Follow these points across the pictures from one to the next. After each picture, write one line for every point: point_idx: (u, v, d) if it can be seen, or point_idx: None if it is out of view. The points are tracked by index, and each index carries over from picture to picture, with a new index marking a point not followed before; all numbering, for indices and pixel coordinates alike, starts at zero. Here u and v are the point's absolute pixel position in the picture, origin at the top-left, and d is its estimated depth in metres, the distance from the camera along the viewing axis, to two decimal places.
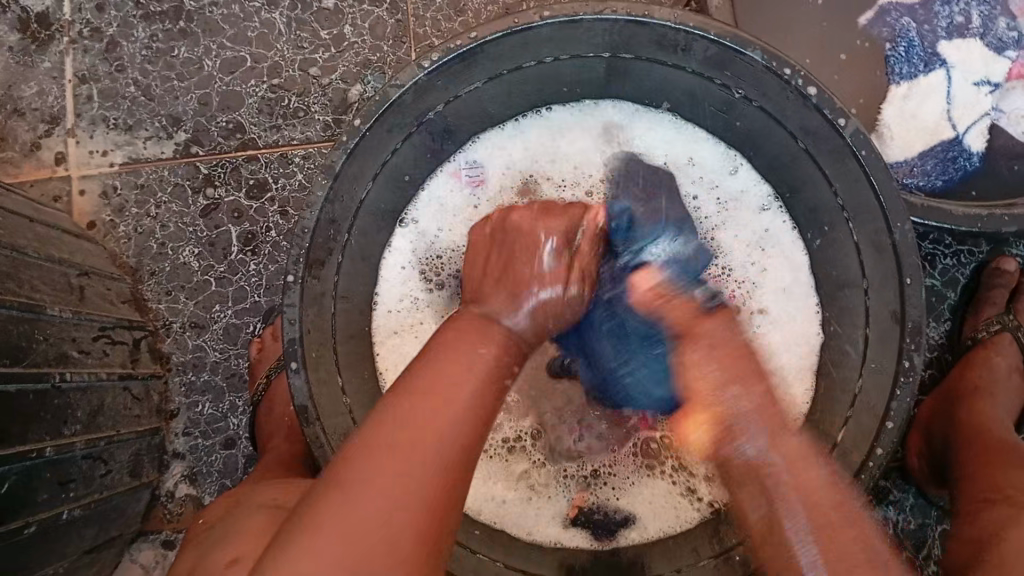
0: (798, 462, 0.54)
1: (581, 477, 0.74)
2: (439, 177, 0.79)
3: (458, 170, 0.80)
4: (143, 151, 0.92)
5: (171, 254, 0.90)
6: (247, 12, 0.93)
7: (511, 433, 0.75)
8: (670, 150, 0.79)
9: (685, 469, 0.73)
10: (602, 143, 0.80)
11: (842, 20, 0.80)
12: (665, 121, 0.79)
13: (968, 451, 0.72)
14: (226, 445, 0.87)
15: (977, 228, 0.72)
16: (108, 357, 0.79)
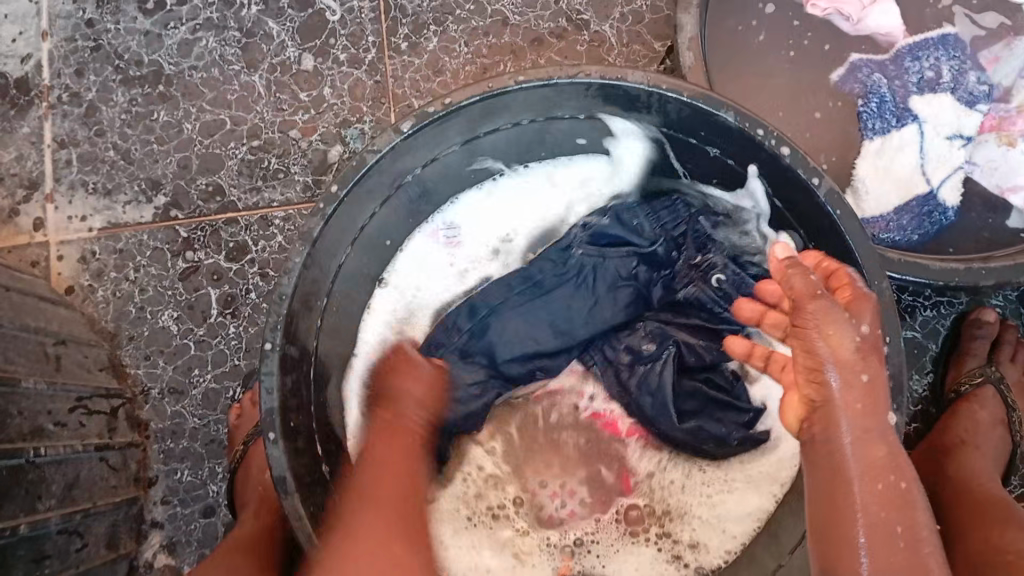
0: (875, 472, 0.55)
1: (565, 546, 0.75)
2: (417, 237, 0.80)
3: (435, 230, 0.80)
4: (122, 216, 0.91)
5: (150, 318, 0.90)
6: (226, 76, 0.93)
7: (494, 501, 0.76)
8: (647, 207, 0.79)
9: (669, 536, 0.74)
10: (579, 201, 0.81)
11: (814, 76, 0.82)
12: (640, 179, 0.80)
13: (958, 511, 0.73)
14: (205, 513, 0.87)
15: (954, 281, 0.72)
16: (84, 429, 0.78)
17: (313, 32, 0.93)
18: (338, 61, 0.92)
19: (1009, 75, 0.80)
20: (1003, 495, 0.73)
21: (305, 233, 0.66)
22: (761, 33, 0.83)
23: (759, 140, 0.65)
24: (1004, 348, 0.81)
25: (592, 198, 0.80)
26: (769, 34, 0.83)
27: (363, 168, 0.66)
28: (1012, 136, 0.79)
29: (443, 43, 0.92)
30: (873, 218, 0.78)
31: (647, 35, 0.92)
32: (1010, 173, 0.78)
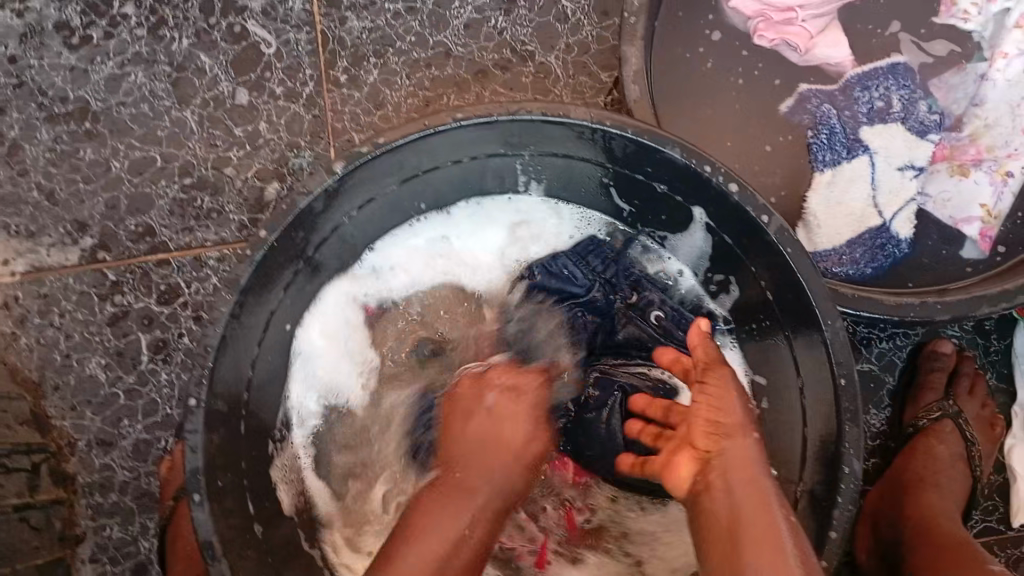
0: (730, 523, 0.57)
1: None
2: (342, 283, 0.75)
3: (359, 274, 0.76)
4: (46, 259, 0.86)
5: (76, 366, 0.84)
6: (157, 111, 0.89)
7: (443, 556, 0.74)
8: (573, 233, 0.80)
9: None
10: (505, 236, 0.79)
11: (762, 107, 0.80)
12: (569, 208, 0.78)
13: (918, 549, 0.70)
14: (137, 571, 0.82)
15: (909, 317, 0.70)
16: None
17: (247, 65, 0.89)
18: (275, 95, 0.89)
19: (961, 103, 0.79)
20: (966, 534, 0.71)
21: (232, 280, 0.62)
22: (708, 60, 0.81)
23: (706, 176, 0.63)
24: (961, 382, 0.79)
25: (522, 238, 0.80)
26: (716, 62, 0.81)
27: (293, 211, 0.62)
28: (964, 166, 0.78)
29: (384, 75, 0.89)
30: (826, 252, 0.76)
31: (593, 66, 0.90)
32: (963, 205, 0.77)
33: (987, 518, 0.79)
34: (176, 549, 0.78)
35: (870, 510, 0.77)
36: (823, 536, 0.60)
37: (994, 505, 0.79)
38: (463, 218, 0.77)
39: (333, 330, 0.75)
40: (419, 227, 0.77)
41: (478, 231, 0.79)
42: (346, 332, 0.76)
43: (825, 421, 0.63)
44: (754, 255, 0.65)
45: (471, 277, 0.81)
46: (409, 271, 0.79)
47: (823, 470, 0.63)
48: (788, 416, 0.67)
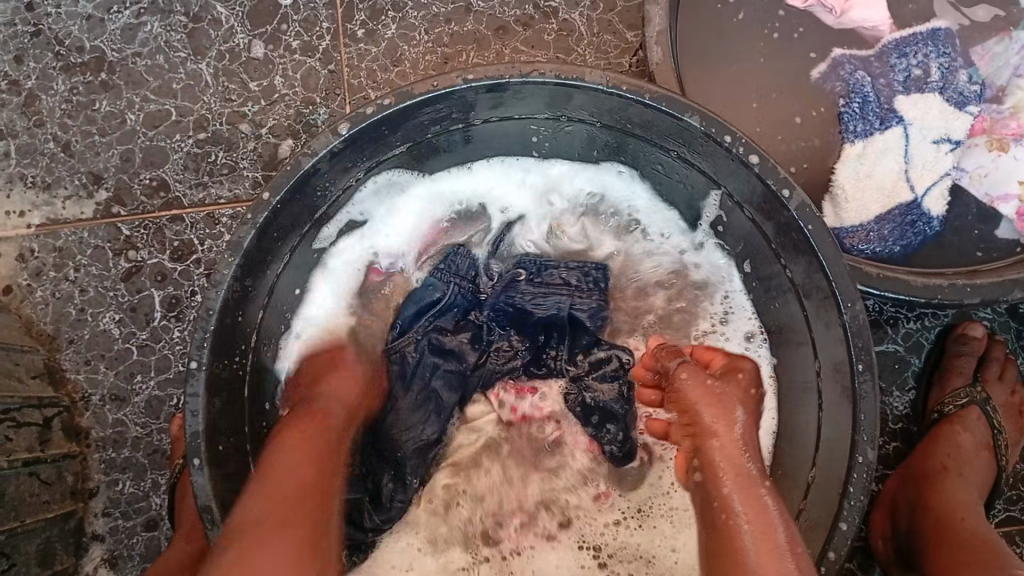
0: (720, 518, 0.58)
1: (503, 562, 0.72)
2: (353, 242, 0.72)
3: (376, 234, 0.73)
4: (62, 211, 0.86)
5: (91, 321, 0.85)
6: (172, 63, 0.88)
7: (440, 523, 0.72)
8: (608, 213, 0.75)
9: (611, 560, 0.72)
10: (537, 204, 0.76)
11: (793, 66, 0.77)
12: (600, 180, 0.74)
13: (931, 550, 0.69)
14: (148, 527, 0.83)
15: (937, 299, 0.67)
16: (15, 440, 0.73)
17: (264, 17, 0.87)
18: (290, 49, 0.87)
19: (1004, 71, 0.75)
20: (989, 530, 0.69)
21: (235, 243, 0.60)
22: (740, 12, 0.78)
23: (726, 147, 0.60)
24: (990, 366, 0.76)
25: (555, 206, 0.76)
26: (749, 14, 0.77)
27: (298, 173, 0.61)
28: (1005, 140, 0.74)
29: (402, 30, 0.87)
30: (853, 228, 0.73)
31: (619, 24, 0.87)
32: (1000, 181, 0.74)
33: (1009, 507, 0.77)
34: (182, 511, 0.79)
35: (890, 496, 0.75)
36: (832, 526, 0.59)
37: (1017, 495, 0.77)
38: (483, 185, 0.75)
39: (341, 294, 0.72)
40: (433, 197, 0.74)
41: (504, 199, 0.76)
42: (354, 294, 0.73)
43: (843, 409, 0.60)
44: (773, 233, 0.63)
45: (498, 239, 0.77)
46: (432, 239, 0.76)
47: (839, 459, 0.60)
48: (804, 401, 0.65)
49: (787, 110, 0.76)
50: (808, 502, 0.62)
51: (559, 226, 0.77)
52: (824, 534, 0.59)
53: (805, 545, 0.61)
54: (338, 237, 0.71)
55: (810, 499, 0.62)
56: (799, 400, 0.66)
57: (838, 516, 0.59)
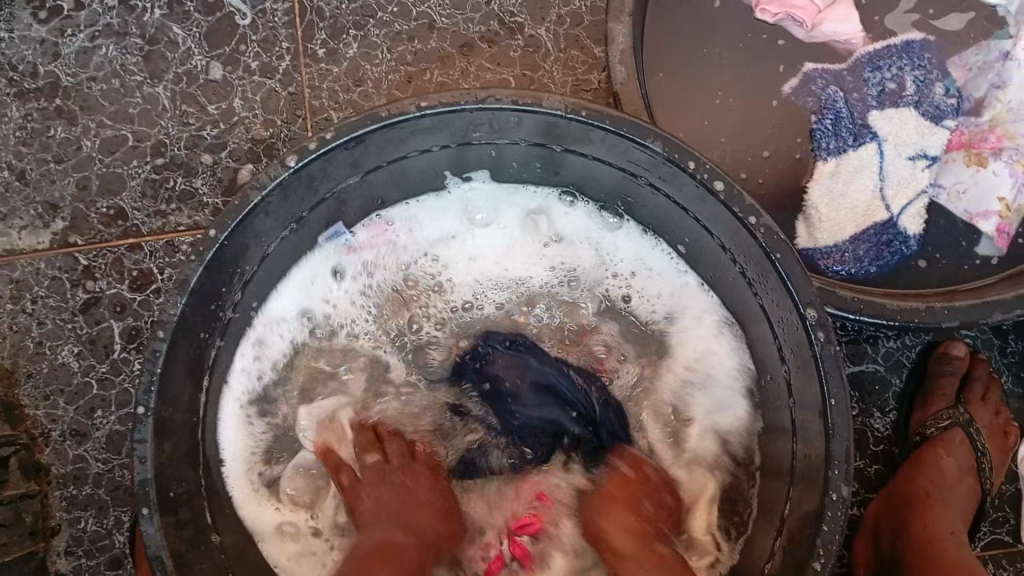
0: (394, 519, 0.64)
1: None
2: (334, 270, 0.71)
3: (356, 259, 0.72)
4: (17, 242, 0.83)
5: (49, 355, 0.82)
6: (128, 87, 0.85)
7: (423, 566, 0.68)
8: (594, 242, 0.73)
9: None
10: (529, 232, 0.73)
11: (766, 64, 0.74)
12: (590, 212, 0.72)
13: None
14: (111, 565, 0.81)
15: (914, 324, 0.65)
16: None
17: (222, 38, 0.85)
18: (249, 70, 0.85)
19: (982, 86, 0.72)
20: (973, 562, 0.67)
21: (182, 281, 0.57)
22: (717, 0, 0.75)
23: (690, 173, 0.58)
24: (973, 387, 0.74)
25: (540, 229, 0.73)
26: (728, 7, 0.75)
27: (246, 207, 0.58)
28: (983, 154, 0.70)
29: (364, 48, 0.85)
30: (828, 249, 0.70)
31: (585, 40, 0.85)
32: (981, 197, 0.70)
33: (995, 530, 0.75)
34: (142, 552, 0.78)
35: (874, 522, 0.71)
36: (806, 566, 0.56)
37: (1003, 517, 0.75)
38: (448, 213, 0.73)
39: (317, 324, 0.71)
40: (403, 214, 0.72)
41: (471, 225, 0.73)
42: (332, 325, 0.72)
43: (815, 442, 0.58)
44: (743, 259, 0.60)
45: (482, 274, 0.74)
46: (410, 254, 0.73)
47: (812, 494, 0.58)
48: (776, 432, 0.63)
49: (754, 145, 0.73)
50: (783, 540, 0.59)
51: (545, 253, 0.73)
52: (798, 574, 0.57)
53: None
54: (314, 262, 0.70)
55: (784, 536, 0.59)
56: (772, 433, 0.64)
57: (813, 556, 0.56)
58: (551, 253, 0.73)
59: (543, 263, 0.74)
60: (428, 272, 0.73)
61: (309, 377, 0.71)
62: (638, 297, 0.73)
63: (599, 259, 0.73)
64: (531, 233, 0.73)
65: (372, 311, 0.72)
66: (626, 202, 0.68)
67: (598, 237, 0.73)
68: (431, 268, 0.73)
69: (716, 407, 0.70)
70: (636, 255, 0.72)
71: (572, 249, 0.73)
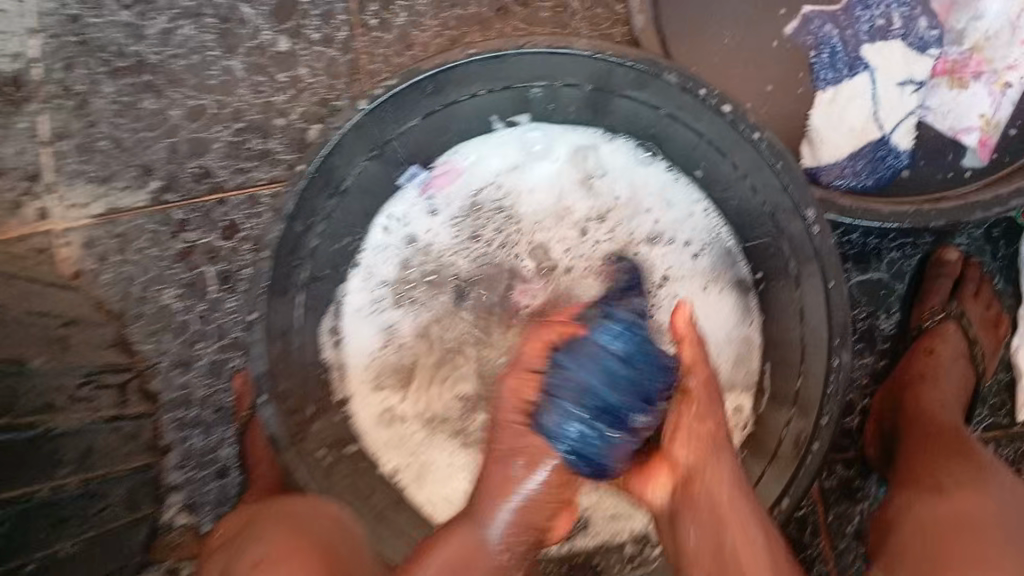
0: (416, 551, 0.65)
1: None
2: (409, 192, 0.83)
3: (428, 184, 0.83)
4: (119, 201, 0.96)
5: (153, 298, 0.95)
6: (207, 61, 0.97)
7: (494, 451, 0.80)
8: (631, 174, 0.83)
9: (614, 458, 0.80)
10: (577, 167, 0.83)
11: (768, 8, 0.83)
12: (630, 148, 0.82)
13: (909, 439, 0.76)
14: (219, 474, 0.95)
15: (906, 223, 0.74)
16: (98, 400, 0.86)
17: (286, 14, 0.96)
18: (312, 41, 0.96)
19: (964, 19, 0.80)
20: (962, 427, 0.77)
21: (281, 210, 0.68)
22: None
23: (702, 99, 0.68)
24: (967, 286, 0.83)
25: (587, 163, 0.83)
26: None
27: (328, 146, 0.69)
28: (965, 79, 0.80)
29: (412, 16, 0.96)
30: (829, 166, 0.80)
31: None
32: (963, 115, 0.80)
33: (994, 413, 0.85)
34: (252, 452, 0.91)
35: (880, 406, 0.83)
36: None
37: (1001, 402, 0.85)
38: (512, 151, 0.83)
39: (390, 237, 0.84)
40: (470, 149, 0.83)
41: (530, 156, 0.84)
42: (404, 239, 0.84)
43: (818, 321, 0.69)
44: (752, 171, 0.70)
45: (532, 200, 0.84)
46: (473, 181, 0.84)
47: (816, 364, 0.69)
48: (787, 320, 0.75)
49: (756, 80, 0.83)
50: None
51: (589, 182, 0.84)
52: None
53: (801, 427, 0.72)
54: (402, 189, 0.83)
55: None
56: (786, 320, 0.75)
57: None
58: (593, 185, 0.84)
59: (580, 190, 0.84)
60: (490, 195, 0.84)
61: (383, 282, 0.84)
62: (660, 218, 0.83)
63: (635, 189, 0.83)
64: (579, 165, 0.83)
65: (438, 225, 0.84)
66: (650, 134, 0.79)
67: (637, 170, 0.83)
68: (492, 193, 0.84)
69: (713, 305, 0.83)
70: (662, 185, 0.83)
71: (612, 181, 0.83)
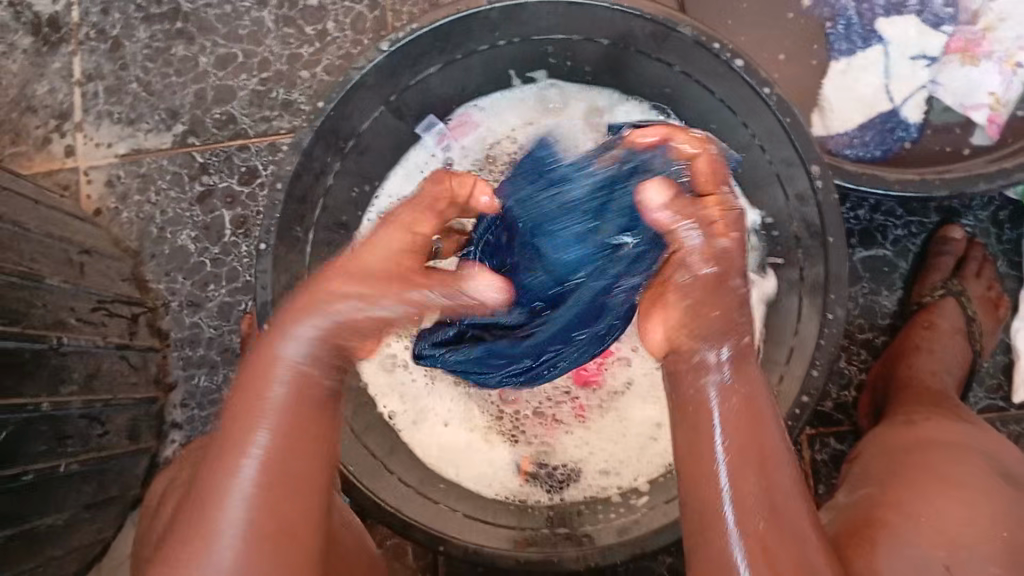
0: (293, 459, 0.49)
1: (530, 443, 0.81)
2: (425, 144, 0.86)
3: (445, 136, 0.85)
4: (144, 142, 0.99)
5: (170, 238, 0.97)
6: (238, 12, 0.99)
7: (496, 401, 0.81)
8: None
9: (612, 413, 0.81)
10: None
11: None
12: (645, 108, 0.83)
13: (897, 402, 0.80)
14: (220, 415, 0.95)
15: (909, 192, 0.76)
16: (106, 327, 0.85)
17: None
18: None
19: None
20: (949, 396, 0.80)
21: (296, 143, 0.71)
22: None
23: (715, 53, 0.69)
24: (968, 266, 0.85)
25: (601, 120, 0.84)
26: None
27: (349, 83, 0.71)
28: (976, 56, 0.81)
29: None
30: (838, 134, 0.83)
31: None
32: (971, 93, 0.82)
33: (991, 395, 0.86)
34: None
35: (874, 375, 0.85)
36: (807, 377, 0.68)
37: (997, 384, 0.86)
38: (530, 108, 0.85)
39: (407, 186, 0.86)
40: (492, 106, 0.86)
41: (546, 112, 0.85)
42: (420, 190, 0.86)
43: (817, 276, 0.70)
44: (757, 128, 0.72)
45: None
46: (489, 136, 0.86)
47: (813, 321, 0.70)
48: (787, 281, 0.75)
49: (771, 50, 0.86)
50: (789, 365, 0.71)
51: None
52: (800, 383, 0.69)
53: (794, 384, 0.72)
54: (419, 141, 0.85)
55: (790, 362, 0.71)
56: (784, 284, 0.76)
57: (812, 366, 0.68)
58: None
59: None
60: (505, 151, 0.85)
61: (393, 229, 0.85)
62: None
63: None
64: (594, 123, 0.84)
65: None
66: (664, 94, 0.80)
67: None
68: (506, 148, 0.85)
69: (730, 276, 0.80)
70: None
71: None
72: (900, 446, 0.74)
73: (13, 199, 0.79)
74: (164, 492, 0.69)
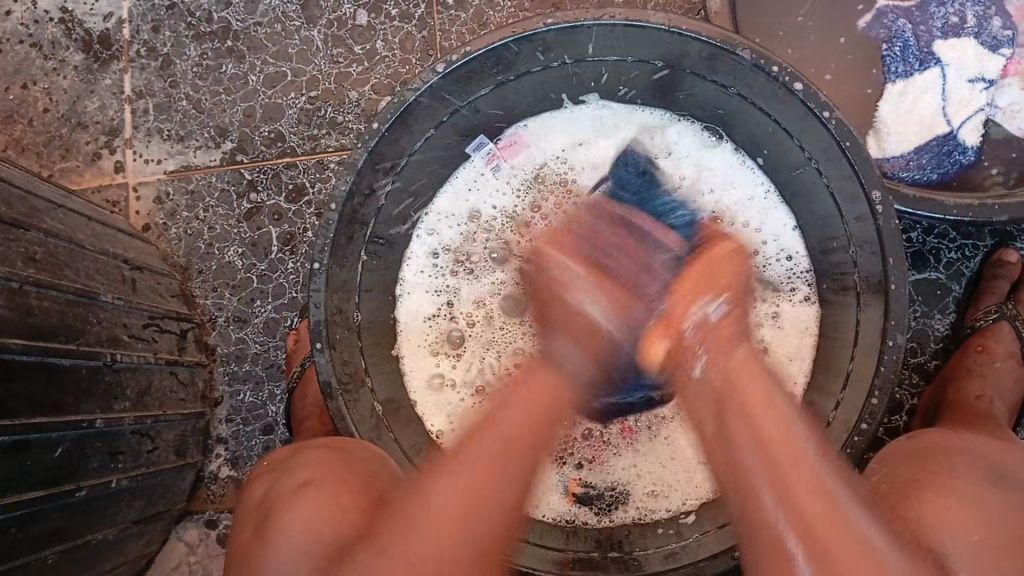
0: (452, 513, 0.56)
1: (576, 466, 0.80)
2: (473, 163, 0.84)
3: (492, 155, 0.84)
4: (193, 159, 0.99)
5: (218, 254, 0.98)
6: (288, 31, 1.00)
7: None
8: (696, 157, 0.83)
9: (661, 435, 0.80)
10: (640, 145, 0.83)
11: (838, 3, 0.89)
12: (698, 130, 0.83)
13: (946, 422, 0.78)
14: (265, 431, 0.95)
15: (967, 217, 0.75)
16: (156, 343, 0.86)
17: None
18: (390, 16, 0.99)
19: None
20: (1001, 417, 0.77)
21: (351, 163, 0.70)
22: None
23: (773, 76, 0.69)
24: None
25: (652, 142, 0.83)
26: None
27: (403, 104, 0.70)
28: None
29: None
30: (894, 157, 0.85)
31: None
32: None
33: None
34: (306, 399, 0.89)
35: (926, 402, 0.84)
36: (866, 403, 0.68)
37: None
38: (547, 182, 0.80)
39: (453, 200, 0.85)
40: (541, 125, 0.84)
41: (596, 133, 0.84)
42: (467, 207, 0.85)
43: (877, 302, 0.69)
44: (814, 150, 0.71)
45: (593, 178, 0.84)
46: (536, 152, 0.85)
47: (872, 347, 0.69)
48: (843, 306, 0.74)
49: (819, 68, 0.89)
50: (845, 394, 0.70)
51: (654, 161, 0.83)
52: (858, 409, 0.69)
53: (850, 410, 0.69)
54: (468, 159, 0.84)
55: (849, 388, 0.70)
56: (840, 308, 0.75)
57: (871, 392, 0.68)
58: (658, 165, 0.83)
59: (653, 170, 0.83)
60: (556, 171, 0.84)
61: (443, 246, 0.84)
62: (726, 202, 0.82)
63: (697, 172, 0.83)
64: (645, 144, 0.83)
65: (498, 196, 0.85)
66: (718, 115, 0.80)
67: (706, 155, 0.83)
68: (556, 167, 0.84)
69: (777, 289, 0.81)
70: (728, 172, 0.82)
71: (674, 160, 0.83)
72: (906, 456, 0.69)
73: (66, 216, 0.80)
74: (279, 486, 0.68)
